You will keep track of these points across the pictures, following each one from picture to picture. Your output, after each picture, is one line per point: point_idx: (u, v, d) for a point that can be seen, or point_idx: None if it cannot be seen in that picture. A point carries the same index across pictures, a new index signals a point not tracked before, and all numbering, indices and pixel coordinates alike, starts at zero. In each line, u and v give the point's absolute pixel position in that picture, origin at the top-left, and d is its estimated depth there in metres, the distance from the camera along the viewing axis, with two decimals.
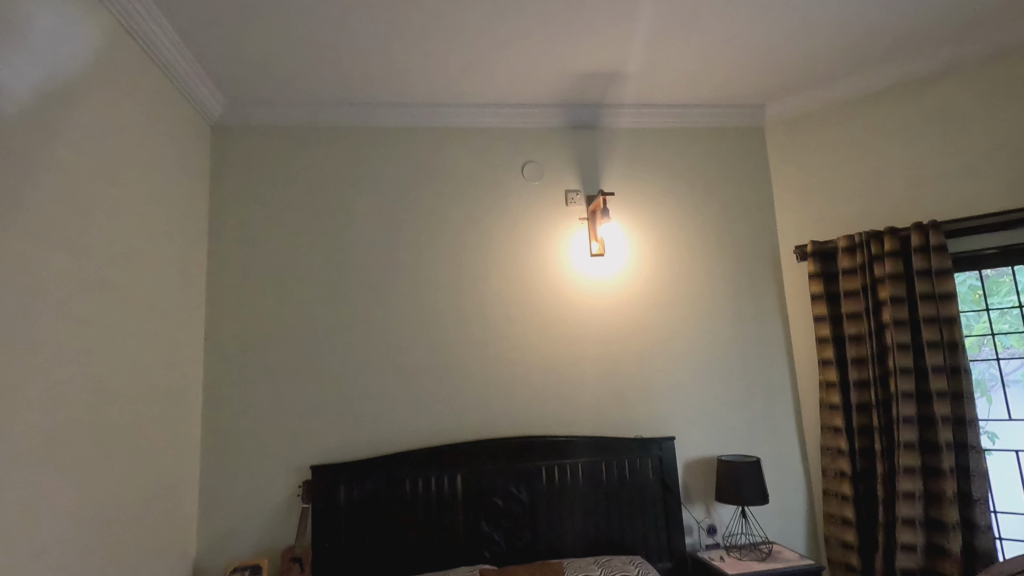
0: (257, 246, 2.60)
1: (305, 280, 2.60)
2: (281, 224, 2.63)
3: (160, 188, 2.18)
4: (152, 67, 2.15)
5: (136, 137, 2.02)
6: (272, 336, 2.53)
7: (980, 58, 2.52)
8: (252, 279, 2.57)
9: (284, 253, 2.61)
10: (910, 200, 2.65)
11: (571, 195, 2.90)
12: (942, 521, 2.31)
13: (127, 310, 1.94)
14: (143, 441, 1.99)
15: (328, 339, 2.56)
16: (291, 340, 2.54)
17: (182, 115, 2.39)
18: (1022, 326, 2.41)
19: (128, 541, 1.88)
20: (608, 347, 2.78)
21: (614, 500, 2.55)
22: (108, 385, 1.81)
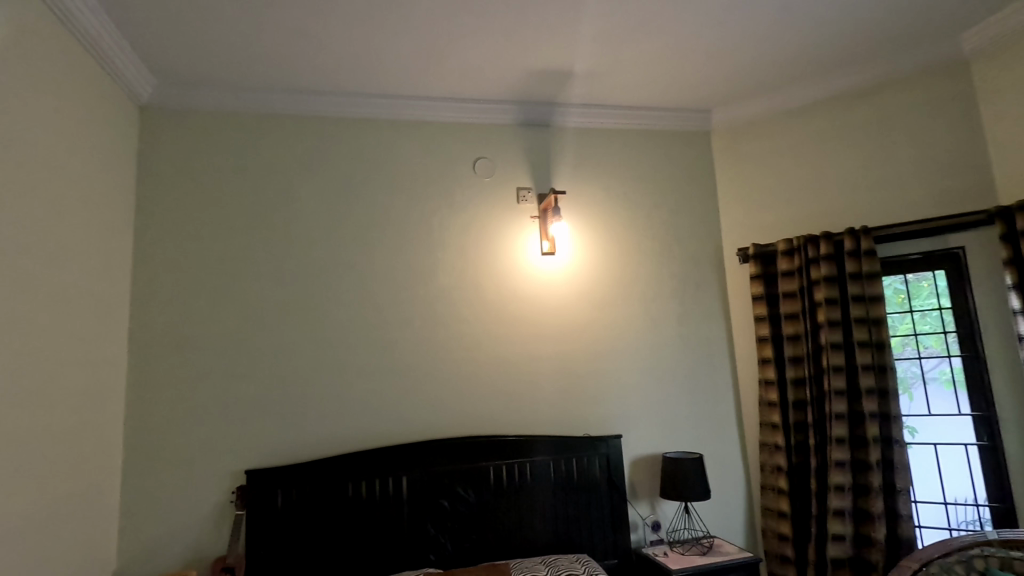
0: (195, 241, 2.52)
1: (246, 280, 2.54)
2: (220, 219, 2.56)
3: (78, 178, 2.08)
4: (75, 46, 2.06)
5: (54, 126, 1.93)
6: (209, 334, 2.46)
7: (909, 71, 2.66)
8: (188, 275, 2.49)
9: (223, 248, 2.54)
10: (843, 205, 2.76)
11: (523, 194, 2.90)
12: (869, 512, 2.43)
13: (40, 308, 1.85)
14: (56, 446, 1.91)
15: (270, 337, 2.51)
16: (230, 339, 2.48)
17: (107, 101, 2.29)
18: (941, 327, 2.55)
19: (37, 550, 1.80)
20: (559, 345, 2.81)
21: (562, 499, 2.59)
22: (15, 388, 1.73)
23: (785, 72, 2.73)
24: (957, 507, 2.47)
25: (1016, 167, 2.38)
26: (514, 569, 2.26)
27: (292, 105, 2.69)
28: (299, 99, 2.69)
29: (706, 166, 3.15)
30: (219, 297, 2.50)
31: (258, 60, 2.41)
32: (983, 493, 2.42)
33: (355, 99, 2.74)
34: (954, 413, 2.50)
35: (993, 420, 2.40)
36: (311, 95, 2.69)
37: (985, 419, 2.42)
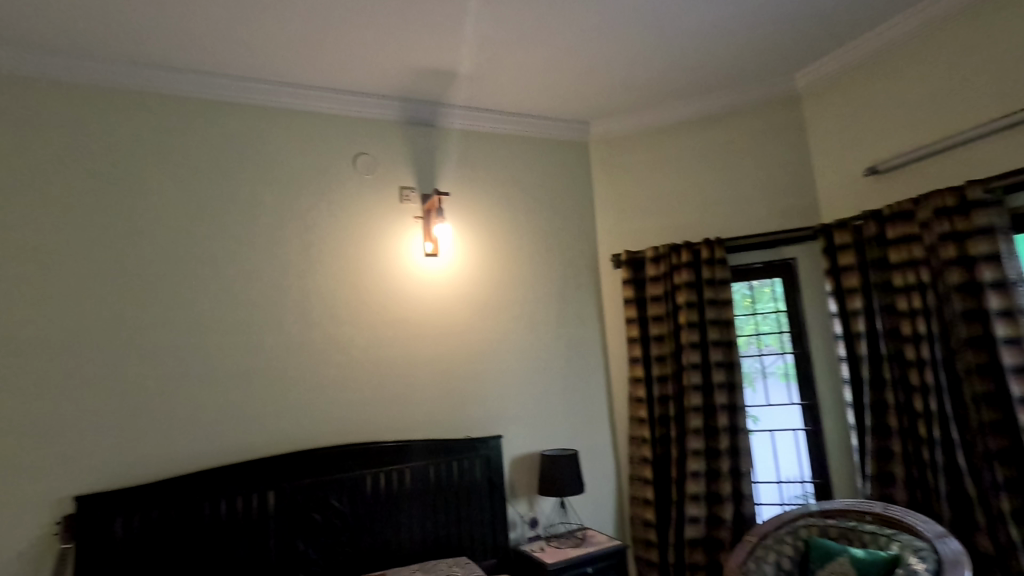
0: (9, 229, 2.13)
1: (80, 277, 2.20)
2: (44, 204, 2.19)
3: None
4: None
5: None
6: (27, 339, 2.10)
7: (755, 101, 3.02)
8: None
9: (47, 238, 2.17)
10: (702, 217, 3.04)
11: (406, 193, 2.84)
12: (719, 494, 2.70)
13: None
14: None
15: (108, 342, 2.20)
16: (56, 344, 2.13)
17: None
18: (778, 327, 2.91)
19: None
20: (441, 348, 2.79)
21: (443, 503, 2.56)
22: None
23: (655, 93, 2.96)
24: (788, 484, 2.83)
25: (835, 190, 2.79)
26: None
27: (142, 81, 2.39)
28: (152, 75, 2.39)
29: (584, 175, 3.31)
30: (44, 297, 2.14)
31: (101, 27, 2.11)
32: (808, 471, 2.80)
33: (225, 82, 2.51)
34: (787, 402, 2.86)
35: (816, 408, 2.78)
36: (168, 71, 2.40)
37: (810, 407, 2.81)
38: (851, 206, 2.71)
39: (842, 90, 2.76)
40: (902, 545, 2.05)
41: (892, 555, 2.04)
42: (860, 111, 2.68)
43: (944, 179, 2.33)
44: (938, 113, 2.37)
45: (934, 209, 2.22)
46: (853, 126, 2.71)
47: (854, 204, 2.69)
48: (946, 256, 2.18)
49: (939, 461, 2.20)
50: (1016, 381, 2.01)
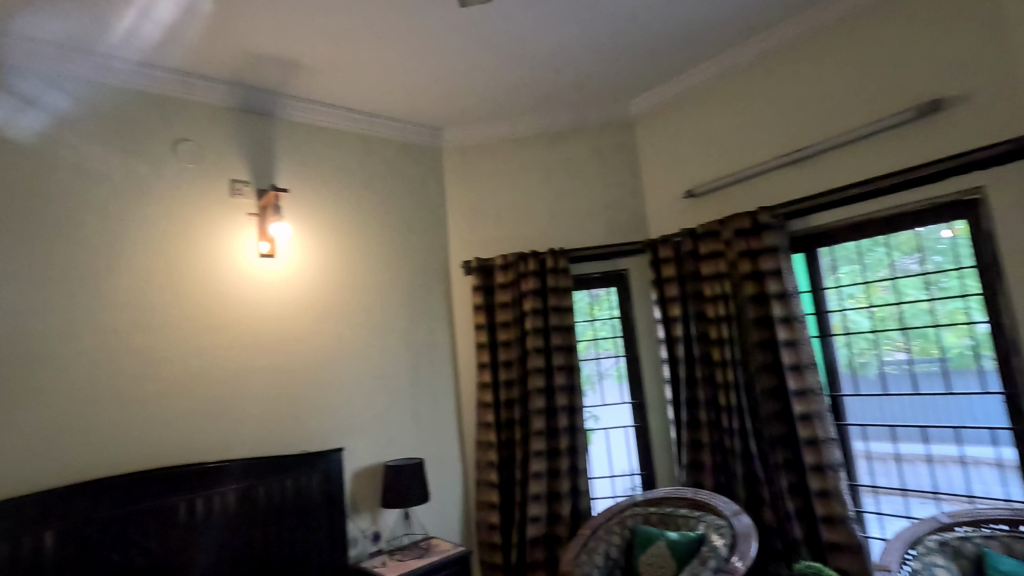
0: None
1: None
2: None
3: None
4: None
5: None
6: None
7: (595, 122, 3.26)
8: None
9: None
10: (547, 227, 3.20)
11: (237, 186, 2.58)
12: (558, 492, 2.85)
13: None
14: None
15: None
16: None
17: None
18: (614, 332, 3.15)
19: None
20: (276, 357, 2.58)
21: (273, 525, 2.36)
22: None
23: (505, 105, 3.06)
24: (620, 477, 3.07)
25: (660, 209, 3.11)
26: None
27: None
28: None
29: (436, 181, 3.30)
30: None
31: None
32: (636, 464, 3.07)
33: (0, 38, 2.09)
34: (620, 402, 3.11)
35: (643, 406, 3.06)
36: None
37: (638, 405, 3.08)
38: (672, 223, 3.04)
39: (666, 120, 3.09)
40: (707, 524, 2.32)
41: (699, 534, 2.29)
42: (680, 140, 3.02)
43: (742, 204, 2.71)
44: (739, 147, 2.75)
45: (734, 229, 2.57)
46: (674, 152, 3.05)
47: (675, 222, 3.03)
48: (743, 270, 2.53)
49: (736, 448, 2.54)
50: (791, 376, 2.39)
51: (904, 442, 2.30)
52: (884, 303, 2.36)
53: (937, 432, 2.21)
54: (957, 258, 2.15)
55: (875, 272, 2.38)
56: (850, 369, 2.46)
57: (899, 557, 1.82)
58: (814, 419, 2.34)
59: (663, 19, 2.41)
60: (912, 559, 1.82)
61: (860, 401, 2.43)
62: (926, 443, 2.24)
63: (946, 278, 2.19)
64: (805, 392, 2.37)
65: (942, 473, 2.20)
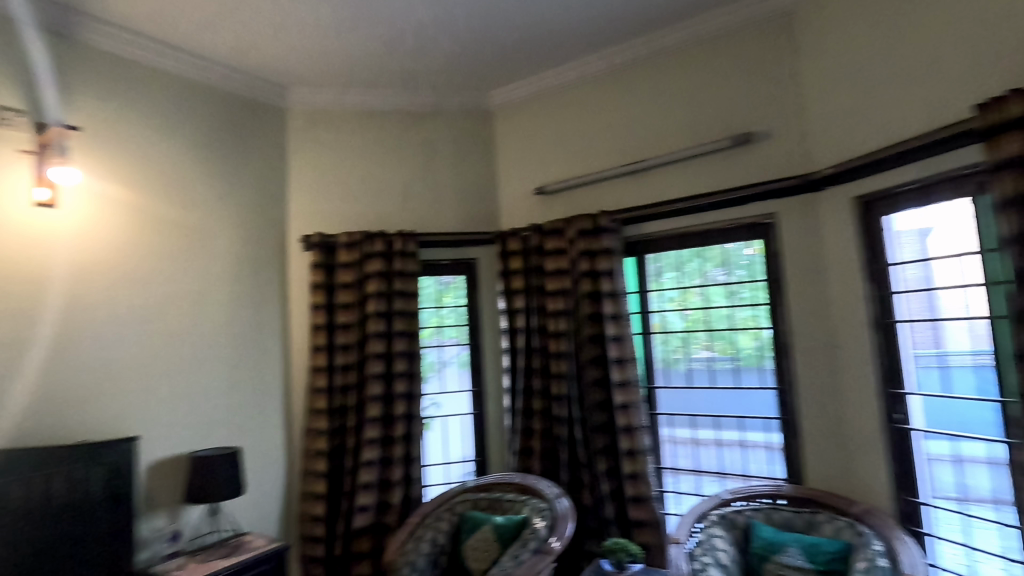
0: None
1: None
2: None
3: None
4: None
5: None
6: None
7: (455, 108, 3.22)
8: None
9: None
10: (397, 209, 3.09)
11: (4, 114, 2.05)
12: (390, 480, 2.77)
13: None
14: None
15: None
16: None
17: None
18: (459, 321, 3.15)
19: None
20: (50, 327, 2.13)
21: (13, 531, 1.90)
22: None
23: (358, 72, 2.89)
24: (453, 465, 3.10)
25: (512, 201, 3.18)
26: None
27: None
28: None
29: (277, 144, 2.98)
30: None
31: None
32: (470, 451, 3.11)
33: None
34: (460, 390, 3.12)
35: (482, 394, 3.11)
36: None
37: (477, 393, 3.12)
38: (523, 218, 3.12)
39: (523, 116, 3.16)
40: (531, 508, 2.41)
41: (523, 518, 2.37)
42: (534, 137, 3.11)
43: (586, 206, 2.87)
44: (586, 151, 2.91)
45: (577, 229, 2.71)
46: (529, 148, 3.13)
47: (525, 216, 3.11)
48: (582, 268, 2.68)
49: (564, 435, 2.70)
50: (615, 369, 2.59)
51: (701, 429, 2.61)
52: (695, 306, 2.64)
53: (726, 421, 2.54)
54: (754, 272, 2.47)
55: (691, 279, 2.65)
56: (664, 364, 2.72)
57: (688, 530, 2.08)
58: (631, 408, 2.57)
59: (525, 13, 2.45)
60: (698, 531, 2.09)
61: (670, 393, 2.70)
62: (717, 430, 2.57)
63: (742, 289, 2.51)
64: (626, 384, 2.58)
65: (727, 456, 2.54)
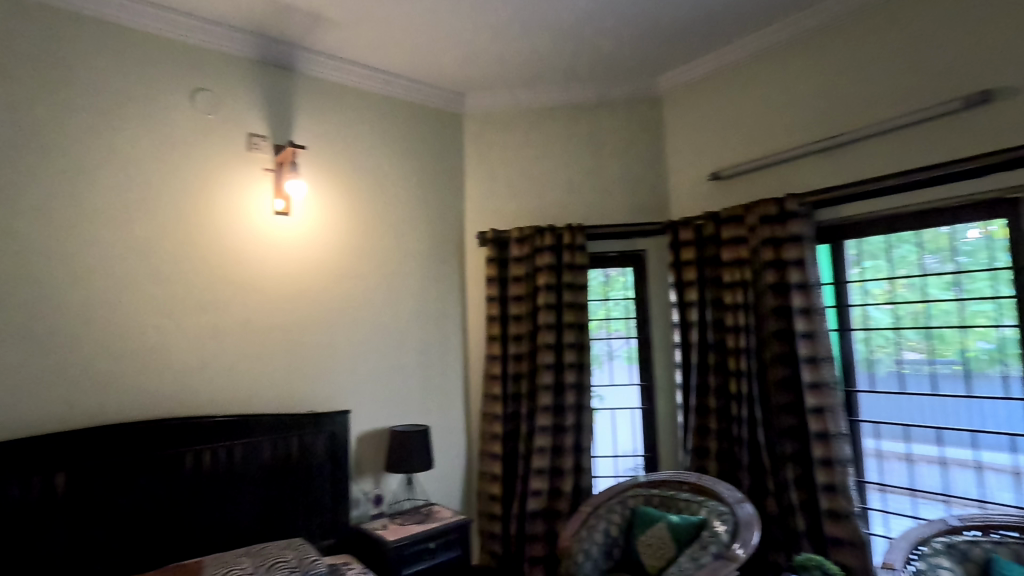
0: None
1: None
2: None
3: None
4: None
5: None
6: None
7: (623, 97, 3.17)
8: None
9: None
10: (566, 203, 3.15)
11: (254, 140, 2.50)
12: (561, 468, 2.84)
13: None
14: None
15: None
16: None
17: None
18: (626, 313, 3.10)
19: None
20: (288, 314, 2.55)
21: (264, 479, 2.33)
22: None
23: (529, 72, 2.98)
24: (622, 458, 3.08)
25: (682, 189, 3.05)
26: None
27: None
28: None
29: (456, 148, 3.22)
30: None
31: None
32: (639, 445, 3.07)
33: None
34: (628, 383, 3.09)
35: (652, 389, 3.04)
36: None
37: (647, 387, 3.05)
38: (695, 206, 2.97)
39: (696, 99, 3.00)
40: (709, 510, 2.29)
41: (701, 519, 2.26)
42: (709, 120, 2.93)
43: (769, 190, 2.64)
44: (770, 130, 2.66)
45: (759, 215, 2.50)
46: (702, 132, 2.96)
47: (698, 205, 2.96)
48: (765, 258, 2.47)
49: (745, 436, 2.53)
50: (806, 368, 2.34)
51: (917, 442, 2.25)
52: (906, 300, 2.29)
53: (952, 434, 2.16)
54: (989, 259, 2.08)
55: (900, 268, 2.30)
56: (867, 365, 2.40)
57: (904, 556, 1.78)
58: (826, 413, 2.30)
59: None
60: (917, 559, 1.78)
61: (875, 399, 2.37)
62: (939, 444, 2.19)
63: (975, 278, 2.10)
64: (820, 385, 2.31)
65: (954, 476, 2.16)
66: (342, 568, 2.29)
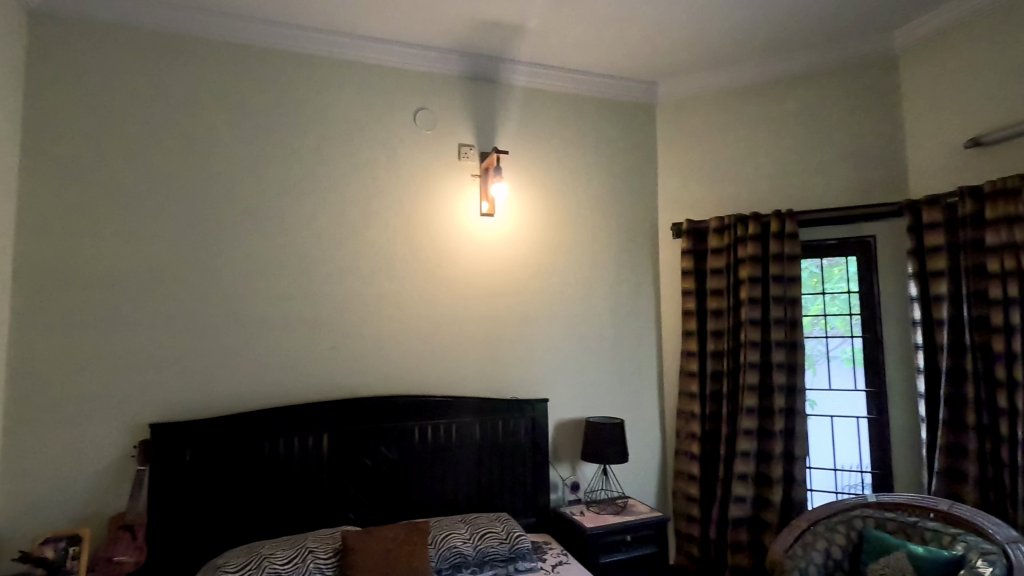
0: (73, 165, 2.20)
1: (140, 221, 2.27)
2: (104, 141, 2.25)
3: None
4: None
5: None
6: (97, 277, 2.20)
7: (844, 64, 2.78)
8: (63, 203, 2.18)
9: (113, 186, 2.24)
10: (772, 188, 2.88)
11: (464, 150, 2.77)
12: (769, 476, 2.62)
13: None
14: None
15: (175, 260, 2.30)
16: (114, 289, 2.22)
17: None
18: (848, 309, 2.73)
19: None
20: (493, 307, 2.77)
21: (475, 456, 2.58)
22: None
23: (730, 51, 2.79)
24: (844, 472, 2.72)
25: (927, 163, 2.57)
26: (433, 546, 2.14)
27: (213, 28, 2.40)
28: (206, 20, 2.38)
29: (648, 139, 3.16)
30: (105, 236, 2.22)
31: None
32: (868, 460, 2.67)
33: (295, 33, 2.49)
34: (851, 389, 2.71)
35: (883, 396, 2.63)
36: (225, 18, 2.39)
37: (876, 395, 2.65)
38: (944, 182, 2.48)
39: (946, 53, 2.50)
40: (968, 546, 1.90)
41: (956, 556, 1.90)
42: (964, 77, 2.42)
43: None
44: None
45: None
46: (955, 93, 2.46)
47: (948, 180, 2.47)
48: None
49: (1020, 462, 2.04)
50: None
51: None
52: None
53: None
54: None
55: None
56: None
57: None
58: None
59: None
60: None
61: None
62: None
63: None
64: None
65: None
66: (543, 547, 2.43)
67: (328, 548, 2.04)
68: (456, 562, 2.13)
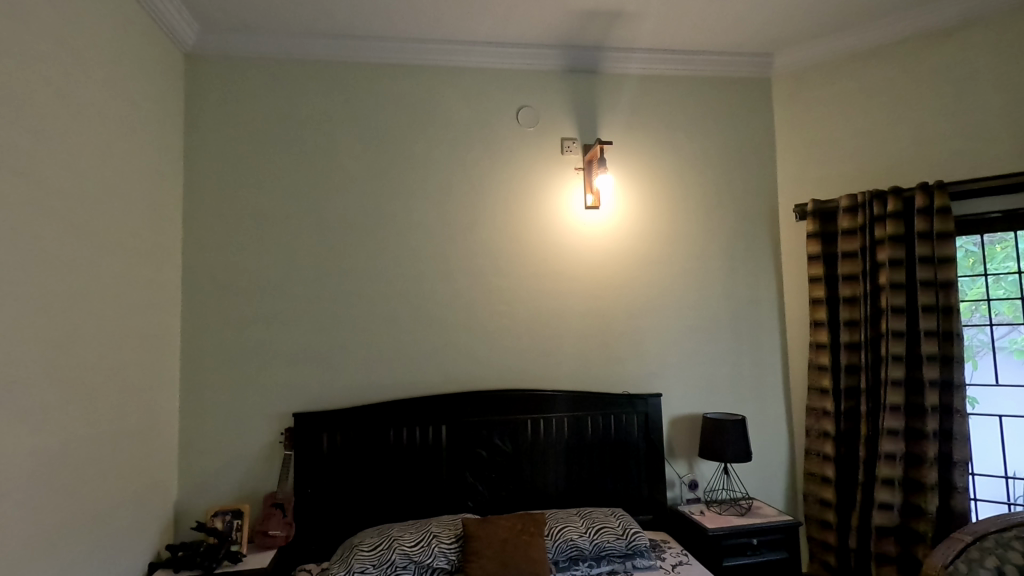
0: (224, 185, 2.50)
1: (278, 230, 2.52)
2: (248, 161, 2.53)
3: (134, 114, 2.14)
4: (135, 14, 2.15)
5: (118, 69, 2.04)
6: (246, 282, 2.48)
7: (1004, 9, 2.39)
8: (217, 218, 2.49)
9: (256, 201, 2.52)
10: (915, 160, 2.56)
11: (567, 143, 2.76)
12: (921, 481, 2.33)
13: (113, 255, 1.99)
14: (143, 403, 2.15)
15: (307, 265, 2.53)
16: (259, 293, 2.49)
17: (163, 58, 2.35)
18: (1018, 292, 2.38)
19: (135, 468, 2.07)
20: (599, 299, 2.74)
21: (588, 450, 2.57)
22: (110, 331, 1.96)
23: (857, 10, 2.51)
24: (1019, 481, 2.35)
25: None
26: (550, 538, 2.16)
27: (332, 50, 2.60)
28: (326, 43, 2.58)
29: (764, 117, 2.94)
30: (251, 245, 2.50)
31: (284, 4, 2.32)
32: None
33: (403, 46, 2.63)
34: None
35: None
36: (342, 39, 2.58)
37: None
38: None
39: None
40: None
41: None
42: None
43: None
44: None
45: None
46: None
47: None
48: None
49: None
50: None
51: None
52: None
53: None
54: None
55: None
56: None
57: None
58: None
59: None
60: None
61: None
62: None
63: None
64: None
65: None
66: (662, 545, 2.36)
67: (451, 533, 2.14)
68: (574, 555, 2.15)
